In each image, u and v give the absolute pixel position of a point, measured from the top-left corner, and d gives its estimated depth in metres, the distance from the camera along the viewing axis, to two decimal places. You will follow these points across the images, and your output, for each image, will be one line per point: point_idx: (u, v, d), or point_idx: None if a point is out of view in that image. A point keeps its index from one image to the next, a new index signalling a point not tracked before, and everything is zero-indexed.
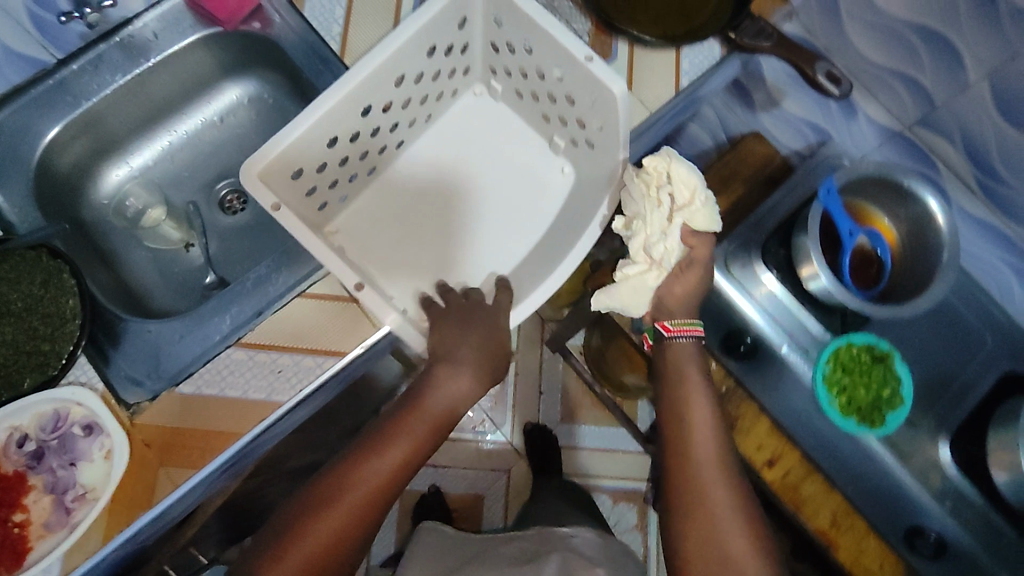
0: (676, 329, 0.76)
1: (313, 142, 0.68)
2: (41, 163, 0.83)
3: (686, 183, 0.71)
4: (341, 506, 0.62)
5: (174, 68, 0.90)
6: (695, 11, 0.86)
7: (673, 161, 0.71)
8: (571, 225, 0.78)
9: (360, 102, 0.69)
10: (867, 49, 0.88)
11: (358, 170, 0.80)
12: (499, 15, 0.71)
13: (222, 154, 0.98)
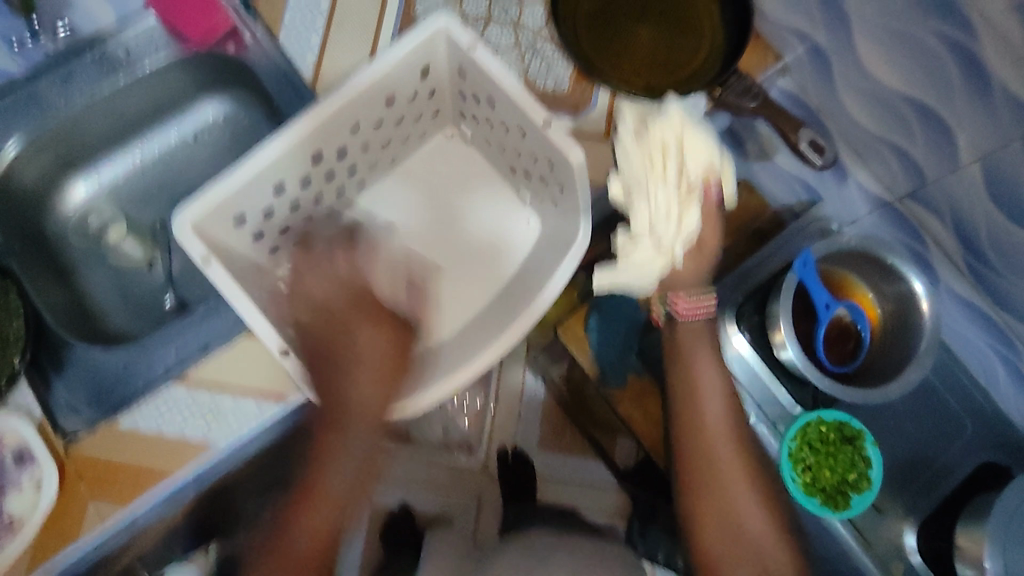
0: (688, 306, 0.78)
1: (263, 184, 0.75)
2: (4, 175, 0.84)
3: (699, 148, 0.74)
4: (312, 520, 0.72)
5: (147, 85, 0.89)
6: (677, 66, 0.86)
7: (684, 127, 0.74)
8: (526, 281, 0.84)
9: (305, 153, 0.76)
10: (859, 115, 0.84)
11: (312, 213, 0.87)
12: (462, 67, 0.80)
13: (194, 172, 0.97)
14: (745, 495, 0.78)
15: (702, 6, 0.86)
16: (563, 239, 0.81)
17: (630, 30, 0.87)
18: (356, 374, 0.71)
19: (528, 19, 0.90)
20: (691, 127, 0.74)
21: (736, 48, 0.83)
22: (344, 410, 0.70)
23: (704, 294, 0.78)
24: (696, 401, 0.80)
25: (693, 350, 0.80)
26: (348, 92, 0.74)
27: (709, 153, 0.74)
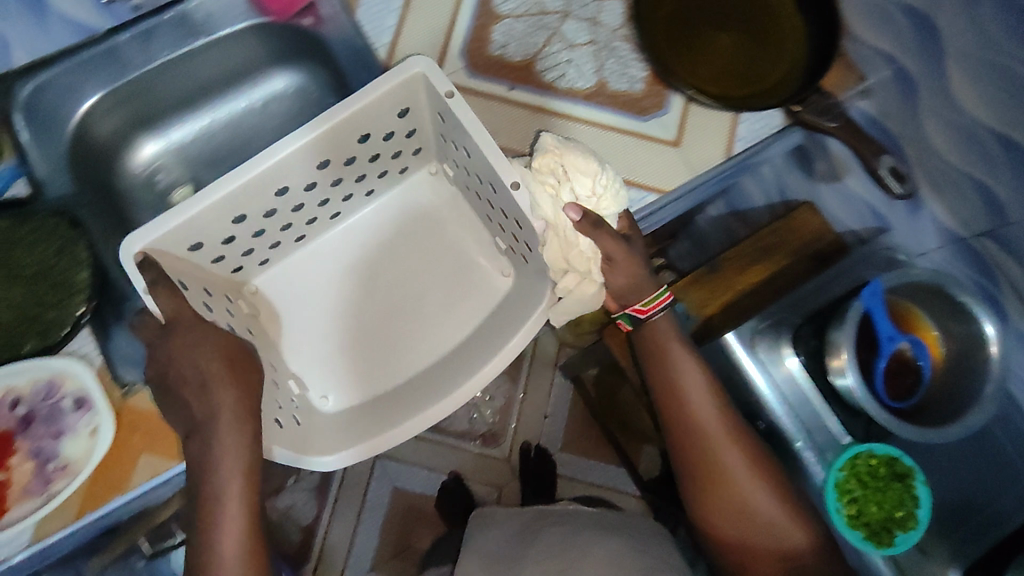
0: (650, 308, 0.88)
1: (219, 214, 0.78)
2: (76, 133, 0.86)
3: (583, 168, 0.77)
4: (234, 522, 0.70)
5: (221, 50, 0.90)
6: (757, 78, 0.84)
7: (562, 155, 0.77)
8: (496, 331, 0.88)
9: (268, 184, 0.79)
10: (941, 144, 0.82)
11: (280, 238, 0.92)
12: (443, 114, 0.82)
13: (261, 141, 0.98)
14: (752, 484, 0.86)
15: (787, 20, 0.84)
16: (534, 292, 0.85)
17: (711, 37, 0.85)
18: (220, 452, 0.69)
19: (607, 18, 0.88)
20: (567, 150, 0.77)
21: (820, 62, 0.81)
22: (219, 498, 0.70)
23: (656, 297, 0.88)
24: (684, 406, 0.89)
25: (672, 353, 0.89)
26: (314, 136, 0.77)
27: (593, 172, 0.77)
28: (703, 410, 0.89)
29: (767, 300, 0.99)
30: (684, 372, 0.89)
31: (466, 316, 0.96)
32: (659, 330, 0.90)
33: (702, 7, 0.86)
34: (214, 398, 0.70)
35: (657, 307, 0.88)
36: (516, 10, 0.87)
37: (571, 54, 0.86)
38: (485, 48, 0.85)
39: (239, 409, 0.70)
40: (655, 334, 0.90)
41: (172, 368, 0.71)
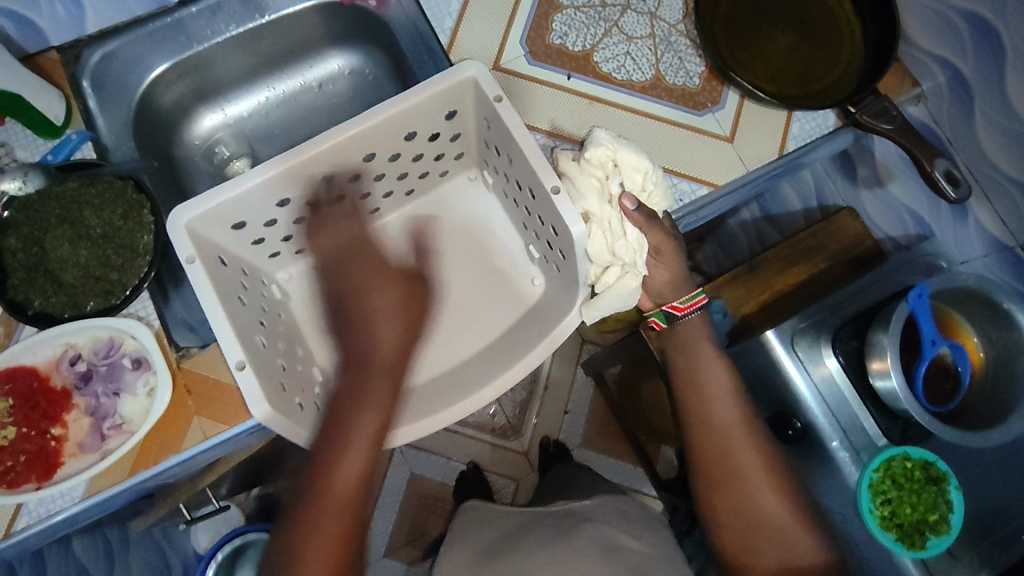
0: (685, 307, 0.86)
1: (264, 199, 0.66)
2: (144, 98, 0.88)
3: (635, 164, 0.76)
4: (333, 501, 0.63)
5: (286, 28, 0.92)
6: (814, 78, 0.85)
7: (615, 151, 0.75)
8: (516, 342, 0.77)
9: (317, 173, 0.67)
10: (994, 152, 0.82)
11: (317, 230, 0.78)
12: (489, 120, 0.71)
13: (315, 119, 1.00)
14: (765, 491, 0.82)
15: (844, 25, 0.86)
16: (563, 304, 0.75)
17: (769, 36, 0.86)
18: (366, 399, 0.63)
19: (667, 12, 0.89)
20: (620, 146, 0.76)
21: (876, 66, 0.83)
22: (340, 456, 0.63)
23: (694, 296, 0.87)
24: (706, 403, 0.86)
25: (699, 349, 0.87)
26: (360, 127, 0.65)
27: (644, 169, 0.76)
28: (722, 416, 0.85)
29: (804, 300, 1.01)
30: (706, 373, 0.86)
31: (490, 336, 0.82)
32: (693, 328, 0.88)
33: (760, 7, 0.87)
34: (380, 330, 0.65)
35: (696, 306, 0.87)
36: (578, 1, 0.89)
37: (630, 47, 0.87)
38: (545, 37, 0.87)
39: (404, 339, 0.66)
40: (687, 333, 0.88)
41: (364, 298, 0.66)
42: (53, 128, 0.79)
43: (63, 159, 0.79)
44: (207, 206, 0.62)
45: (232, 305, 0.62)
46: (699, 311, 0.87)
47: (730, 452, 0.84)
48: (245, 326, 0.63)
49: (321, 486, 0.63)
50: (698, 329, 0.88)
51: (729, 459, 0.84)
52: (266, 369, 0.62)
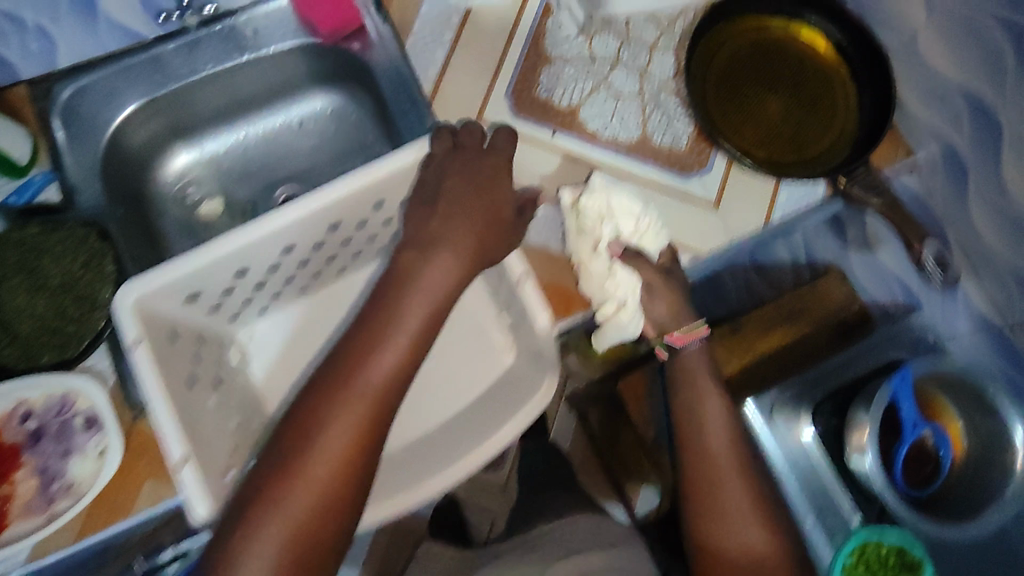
0: (683, 337, 0.78)
1: (223, 269, 0.63)
2: (112, 139, 0.85)
3: (628, 210, 0.77)
4: (356, 408, 0.58)
5: (267, 66, 0.89)
6: (805, 145, 0.82)
7: (606, 197, 0.77)
8: (485, 419, 0.74)
9: (279, 244, 0.64)
10: (986, 231, 0.79)
11: (280, 290, 0.74)
12: None
13: (291, 159, 0.96)
14: (745, 518, 0.70)
15: (839, 91, 0.84)
16: (530, 384, 0.72)
17: (760, 98, 0.84)
18: (418, 290, 0.63)
19: (657, 69, 0.86)
20: (611, 191, 0.77)
21: (869, 136, 0.80)
22: (374, 348, 0.60)
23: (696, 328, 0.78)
24: (701, 428, 0.75)
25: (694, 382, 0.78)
26: (319, 205, 0.63)
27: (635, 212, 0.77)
28: (716, 442, 0.74)
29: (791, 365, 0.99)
30: (706, 394, 0.77)
31: (465, 404, 0.80)
32: (689, 360, 0.80)
33: (755, 68, 0.84)
34: (454, 228, 0.66)
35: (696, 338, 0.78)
36: (567, 54, 0.86)
37: (618, 104, 0.85)
38: (531, 91, 0.84)
39: (472, 245, 0.66)
40: (684, 366, 0.79)
41: (442, 200, 0.67)
42: (17, 168, 0.78)
43: (25, 201, 0.78)
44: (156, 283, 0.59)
45: (176, 385, 0.60)
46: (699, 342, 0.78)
47: (716, 473, 0.73)
48: (196, 414, 0.62)
49: (347, 384, 0.59)
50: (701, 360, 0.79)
51: (715, 486, 0.72)
52: (207, 453, 0.60)
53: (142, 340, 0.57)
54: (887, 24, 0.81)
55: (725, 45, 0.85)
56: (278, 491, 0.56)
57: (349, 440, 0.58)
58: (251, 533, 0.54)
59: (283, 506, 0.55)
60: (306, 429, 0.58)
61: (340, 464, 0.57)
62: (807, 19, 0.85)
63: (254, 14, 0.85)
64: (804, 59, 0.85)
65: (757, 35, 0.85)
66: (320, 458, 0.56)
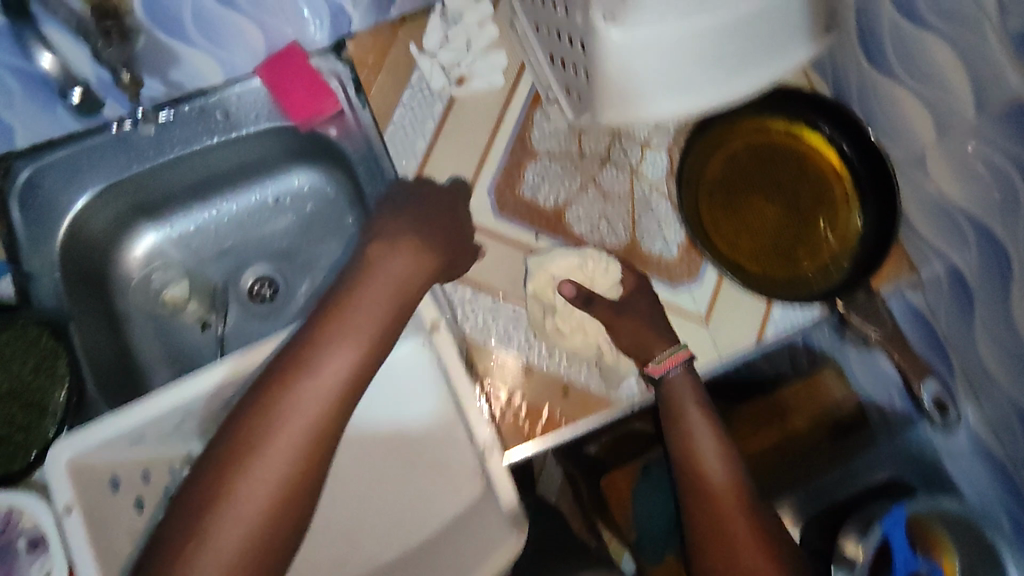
0: (662, 366, 0.73)
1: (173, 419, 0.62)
2: (71, 230, 0.79)
3: (569, 263, 0.77)
4: (317, 395, 0.60)
5: (241, 148, 0.84)
6: (802, 259, 0.78)
7: (543, 262, 0.77)
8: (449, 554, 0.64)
9: (231, 392, 0.64)
10: (992, 362, 0.74)
11: None
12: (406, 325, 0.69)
13: (267, 238, 0.92)
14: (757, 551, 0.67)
15: (841, 202, 0.79)
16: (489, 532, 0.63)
17: (757, 206, 0.80)
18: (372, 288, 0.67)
19: (649, 168, 0.81)
20: (546, 254, 0.77)
21: (872, 255, 0.75)
22: (331, 336, 0.63)
23: (671, 352, 0.74)
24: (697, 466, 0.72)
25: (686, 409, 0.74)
26: (250, 370, 0.63)
27: (579, 260, 0.77)
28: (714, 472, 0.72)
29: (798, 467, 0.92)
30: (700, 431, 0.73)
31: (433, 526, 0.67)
32: (679, 386, 0.74)
33: (752, 174, 0.80)
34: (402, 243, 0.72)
35: (675, 363, 0.74)
36: (554, 149, 0.81)
37: (606, 206, 0.80)
38: (514, 188, 0.80)
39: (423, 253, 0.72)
40: (671, 391, 0.74)
41: (405, 213, 0.75)
42: None
43: None
44: (92, 438, 0.57)
45: (108, 548, 0.57)
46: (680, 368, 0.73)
47: (715, 504, 0.70)
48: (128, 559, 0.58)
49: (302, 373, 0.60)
50: (691, 391, 0.74)
51: (723, 530, 0.68)
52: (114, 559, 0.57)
53: (75, 507, 0.55)
54: (894, 136, 0.76)
55: (721, 148, 0.81)
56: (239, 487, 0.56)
57: (308, 436, 0.59)
58: (209, 527, 0.55)
59: (243, 502, 0.56)
60: (263, 426, 0.58)
61: (305, 445, 0.59)
62: (810, 120, 0.80)
63: (227, 95, 0.81)
64: (804, 166, 0.80)
65: (756, 137, 0.81)
66: (277, 446, 0.58)
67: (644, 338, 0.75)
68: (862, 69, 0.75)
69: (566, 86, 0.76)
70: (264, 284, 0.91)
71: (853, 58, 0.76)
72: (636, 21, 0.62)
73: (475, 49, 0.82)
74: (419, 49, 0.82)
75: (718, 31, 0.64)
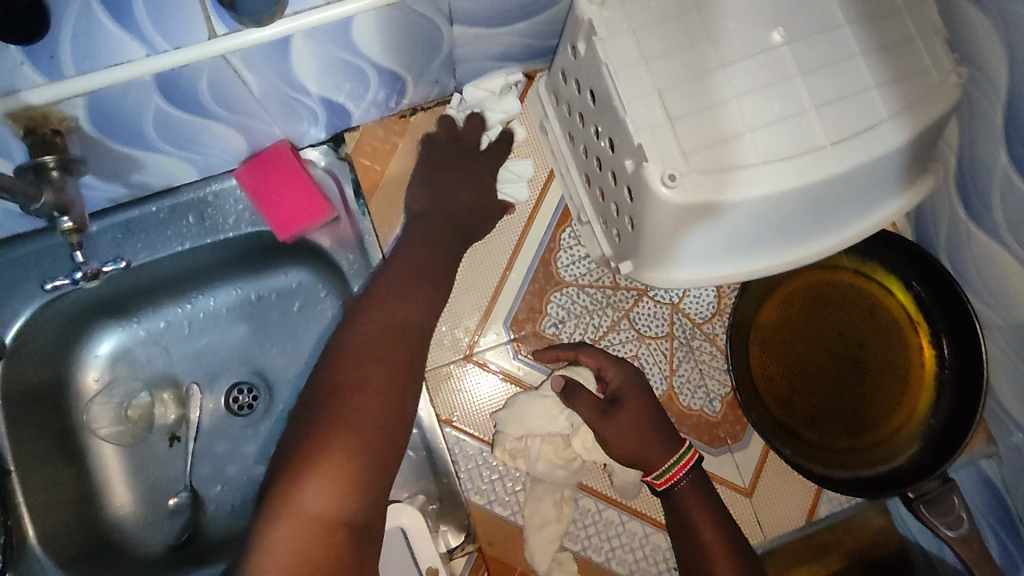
0: (665, 480, 0.62)
1: None
2: (8, 355, 0.65)
3: (546, 407, 0.65)
4: (392, 339, 0.60)
5: (218, 250, 0.72)
6: (865, 427, 0.68)
7: (516, 417, 0.65)
8: None
9: None
10: None
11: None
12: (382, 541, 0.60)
13: (248, 341, 0.79)
14: None
15: (917, 358, 0.68)
16: None
17: (815, 359, 0.69)
18: (431, 245, 0.66)
19: (692, 305, 0.71)
20: (513, 409, 0.66)
21: (949, 434, 0.64)
22: (389, 298, 0.62)
23: (676, 461, 0.62)
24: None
25: (704, 531, 0.60)
26: None
27: (551, 407, 0.65)
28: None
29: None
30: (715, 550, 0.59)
31: None
32: (691, 500, 0.62)
33: (813, 318, 0.69)
34: (442, 214, 0.68)
35: (679, 474, 0.62)
36: (582, 278, 0.71)
37: (638, 348, 0.70)
38: (533, 322, 0.70)
39: (470, 219, 0.69)
40: (683, 504, 0.62)
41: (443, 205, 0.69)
42: None
43: None
44: None
45: None
46: (689, 475, 0.62)
47: None
48: None
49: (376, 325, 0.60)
50: (707, 498, 0.62)
51: None
52: None
53: None
54: (984, 295, 0.65)
55: (778, 288, 0.70)
56: (326, 414, 0.55)
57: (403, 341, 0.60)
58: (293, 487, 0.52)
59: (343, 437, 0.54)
60: (363, 340, 0.59)
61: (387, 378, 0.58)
62: (884, 261, 0.69)
63: (202, 195, 0.69)
64: (875, 313, 0.69)
65: (820, 274, 0.70)
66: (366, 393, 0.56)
67: (636, 447, 0.62)
68: (957, 212, 0.64)
69: (602, 215, 0.65)
70: (241, 390, 0.78)
71: (947, 200, 0.65)
72: (698, 187, 0.50)
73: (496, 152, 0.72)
74: None
75: (801, 196, 0.52)
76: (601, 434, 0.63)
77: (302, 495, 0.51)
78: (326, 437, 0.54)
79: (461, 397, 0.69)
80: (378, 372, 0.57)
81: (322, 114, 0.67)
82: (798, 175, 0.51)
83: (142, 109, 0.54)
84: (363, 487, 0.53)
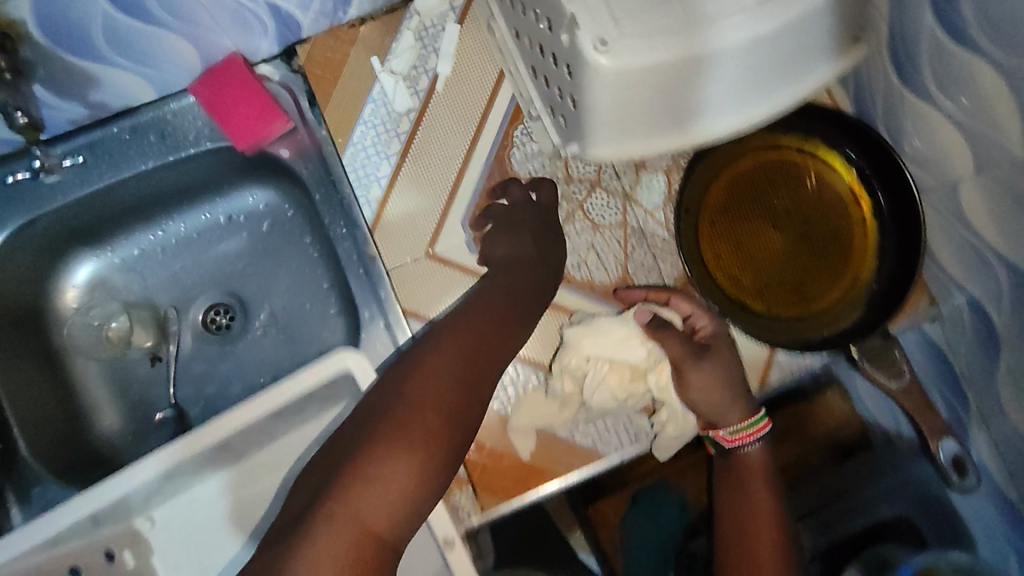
0: (734, 439, 0.69)
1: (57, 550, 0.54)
2: None
3: (626, 335, 0.70)
4: (466, 366, 0.61)
5: (185, 168, 0.74)
6: (813, 296, 0.71)
7: (591, 334, 0.69)
8: None
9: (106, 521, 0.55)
10: (1008, 397, 0.64)
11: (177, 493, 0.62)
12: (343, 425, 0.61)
13: (220, 262, 0.81)
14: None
15: (857, 226, 0.71)
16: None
17: (762, 234, 0.72)
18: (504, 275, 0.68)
19: (644, 193, 0.74)
20: (590, 327, 0.70)
21: (891, 291, 0.68)
22: (460, 327, 0.64)
23: (749, 425, 0.69)
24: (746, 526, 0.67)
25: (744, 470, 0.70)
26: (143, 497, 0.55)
27: (631, 336, 0.69)
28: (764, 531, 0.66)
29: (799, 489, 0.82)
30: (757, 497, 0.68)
31: None
32: (745, 457, 0.70)
33: (758, 198, 0.72)
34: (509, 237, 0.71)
35: (749, 438, 0.69)
36: (537, 172, 0.75)
37: (593, 237, 0.74)
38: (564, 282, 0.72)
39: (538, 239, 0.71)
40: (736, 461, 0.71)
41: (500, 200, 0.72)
42: None
43: None
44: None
45: None
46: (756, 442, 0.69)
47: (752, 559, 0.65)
48: None
49: (451, 350, 0.61)
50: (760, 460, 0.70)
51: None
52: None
53: None
54: (920, 159, 0.68)
55: (724, 169, 0.73)
56: None
57: (472, 371, 0.61)
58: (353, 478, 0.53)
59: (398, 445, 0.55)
60: (436, 360, 0.60)
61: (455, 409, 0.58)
62: (825, 136, 0.72)
63: (162, 113, 0.71)
64: (817, 188, 0.72)
65: (765, 154, 0.73)
66: (432, 415, 0.57)
67: (718, 401, 0.69)
68: (891, 80, 0.67)
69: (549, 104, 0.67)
70: (218, 311, 0.80)
71: (882, 69, 0.67)
72: (630, 51, 0.53)
73: (442, 52, 0.75)
74: (382, 63, 0.74)
75: (735, 57, 0.54)
76: (685, 375, 0.69)
77: (365, 501, 0.53)
78: (383, 439, 0.55)
79: (427, 293, 0.73)
80: (445, 391, 0.58)
81: (271, 25, 0.68)
82: (727, 37, 0.53)
83: (89, 15, 0.56)
84: (407, 507, 0.54)
